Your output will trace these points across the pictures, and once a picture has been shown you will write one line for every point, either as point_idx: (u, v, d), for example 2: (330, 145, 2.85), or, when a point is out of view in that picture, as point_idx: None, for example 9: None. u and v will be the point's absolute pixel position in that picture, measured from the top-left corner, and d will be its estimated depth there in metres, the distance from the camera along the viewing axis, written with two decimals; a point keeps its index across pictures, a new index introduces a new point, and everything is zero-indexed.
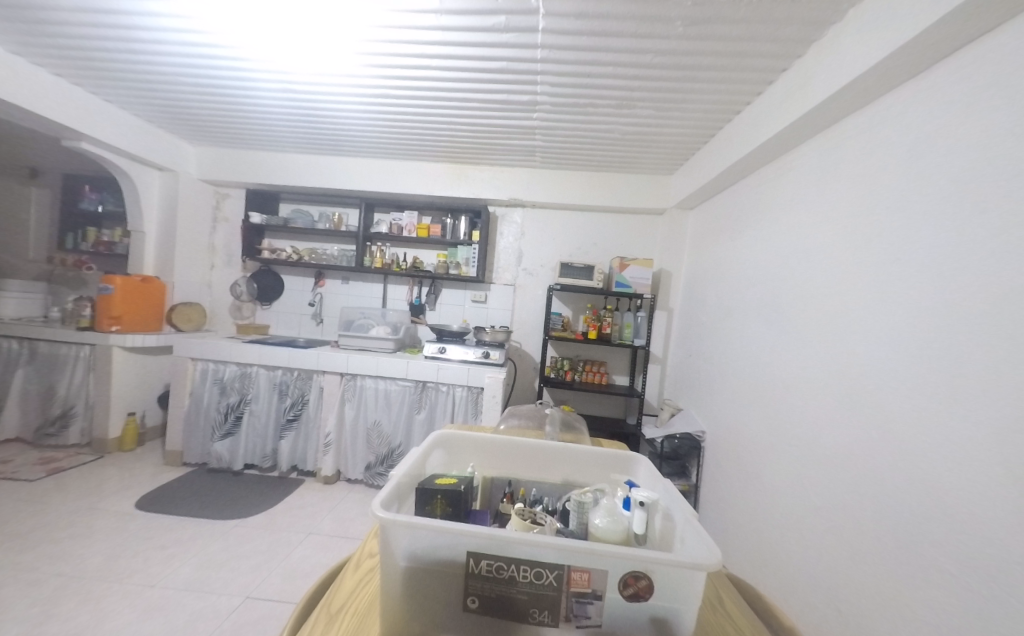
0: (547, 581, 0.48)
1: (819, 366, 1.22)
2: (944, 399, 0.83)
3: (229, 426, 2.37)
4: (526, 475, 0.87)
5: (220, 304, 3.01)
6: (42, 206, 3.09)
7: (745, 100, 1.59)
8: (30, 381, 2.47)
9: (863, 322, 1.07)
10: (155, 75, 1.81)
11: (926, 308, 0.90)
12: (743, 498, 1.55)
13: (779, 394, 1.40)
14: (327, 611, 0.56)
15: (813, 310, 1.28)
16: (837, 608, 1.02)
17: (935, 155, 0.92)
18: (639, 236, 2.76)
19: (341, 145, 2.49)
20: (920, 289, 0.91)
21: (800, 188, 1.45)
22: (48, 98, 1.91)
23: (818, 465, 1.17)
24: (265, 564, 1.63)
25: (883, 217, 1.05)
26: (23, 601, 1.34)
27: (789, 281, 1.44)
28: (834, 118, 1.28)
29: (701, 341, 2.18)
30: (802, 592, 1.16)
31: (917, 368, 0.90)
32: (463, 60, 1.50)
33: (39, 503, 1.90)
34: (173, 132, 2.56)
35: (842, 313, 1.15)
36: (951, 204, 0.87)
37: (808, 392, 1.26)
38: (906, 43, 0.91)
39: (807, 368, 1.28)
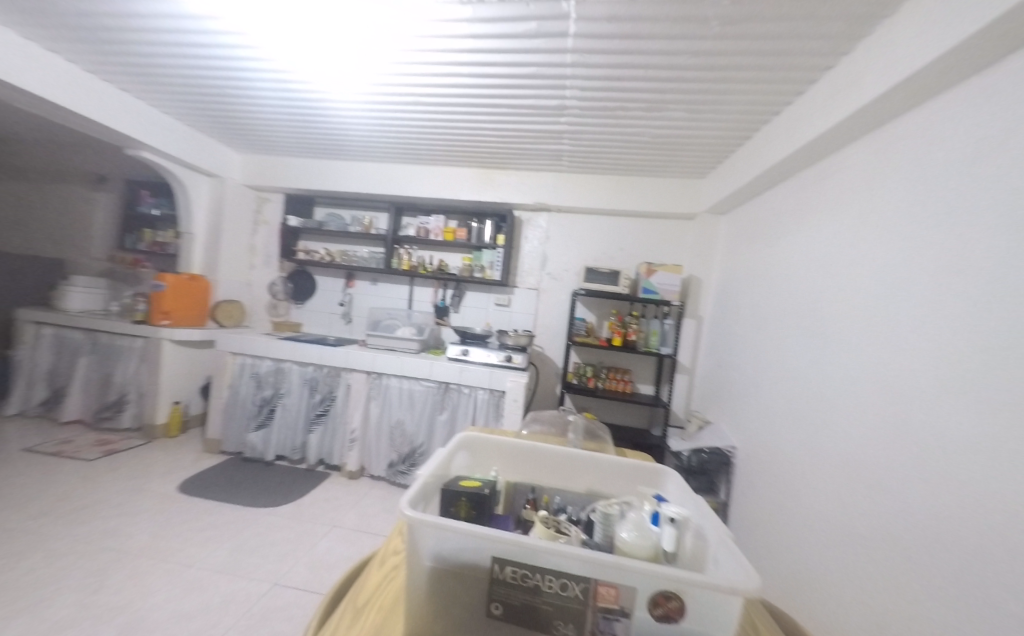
0: (573, 594, 0.46)
1: (865, 381, 1.14)
2: (1005, 426, 0.75)
3: (263, 418, 2.48)
4: (550, 482, 0.86)
5: (257, 302, 3.17)
6: (107, 210, 3.33)
7: (785, 100, 1.53)
8: (90, 368, 2.68)
9: (916, 334, 0.99)
10: (206, 86, 1.93)
11: (990, 321, 0.82)
12: (777, 518, 1.47)
13: (819, 410, 1.32)
14: (352, 605, 0.58)
15: (858, 321, 1.20)
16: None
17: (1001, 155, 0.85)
18: (668, 241, 2.69)
19: (373, 151, 2.58)
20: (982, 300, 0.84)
21: (844, 192, 1.38)
22: (113, 109, 2.08)
23: (862, 487, 1.09)
24: (291, 553, 1.69)
25: (941, 222, 0.97)
26: (77, 570, 1.45)
27: (830, 290, 1.36)
28: (884, 117, 1.21)
29: (733, 350, 2.10)
30: (843, 623, 1.08)
31: (979, 386, 0.82)
32: (493, 66, 1.52)
33: (94, 481, 2.05)
34: (221, 140, 2.73)
35: (891, 325, 1.08)
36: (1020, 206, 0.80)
37: (851, 409, 1.18)
38: (968, 35, 0.85)
39: (850, 383, 1.20)
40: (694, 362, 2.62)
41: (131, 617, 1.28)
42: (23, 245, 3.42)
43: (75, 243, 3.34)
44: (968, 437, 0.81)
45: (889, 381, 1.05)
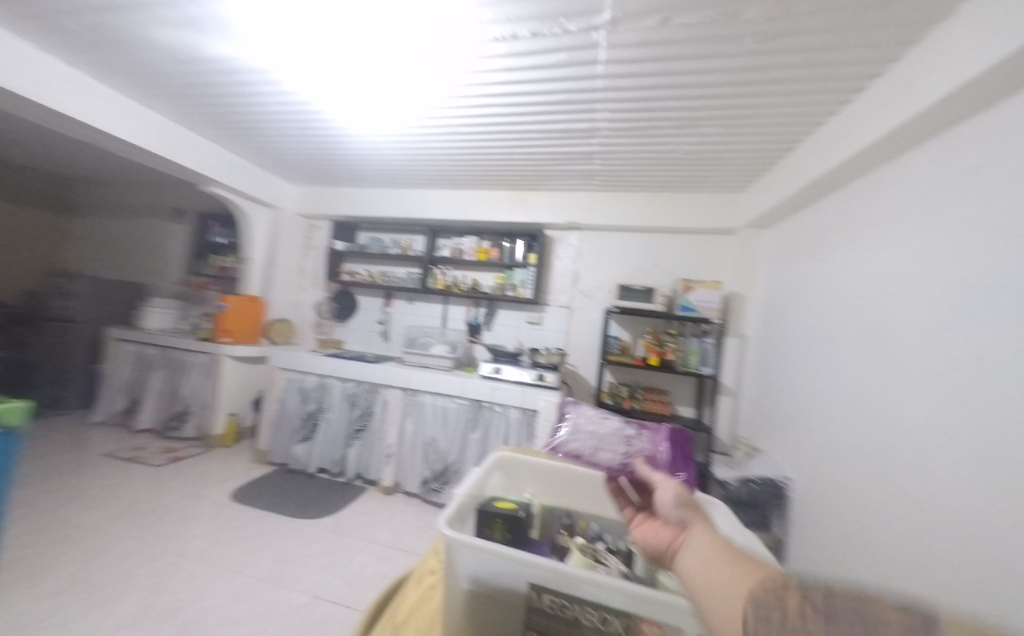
0: (613, 629, 0.45)
1: (938, 410, 1.03)
2: None
3: (307, 431, 2.61)
4: (586, 507, 0.85)
5: (305, 321, 3.39)
6: (182, 240, 3.73)
7: (830, 110, 1.47)
8: (162, 381, 2.96)
9: (998, 357, 0.89)
10: (269, 128, 2.16)
11: None
12: (841, 560, 1.33)
13: (884, 440, 1.20)
14: (391, 624, 0.59)
15: (926, 342, 1.10)
16: None
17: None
18: (705, 257, 2.61)
19: (412, 179, 2.74)
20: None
21: (903, 203, 1.28)
22: (191, 151, 2.37)
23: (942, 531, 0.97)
24: (330, 566, 1.74)
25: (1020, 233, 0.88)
26: (143, 570, 1.57)
27: (891, 307, 1.26)
28: (944, 123, 1.13)
29: (782, 372, 1.96)
30: None
31: None
32: (525, 95, 1.59)
33: (160, 486, 2.24)
34: (278, 174, 3.01)
35: (966, 346, 0.97)
36: None
37: (923, 440, 1.06)
38: None
39: (920, 411, 1.08)
40: (738, 384, 2.47)
41: (186, 619, 1.37)
42: (114, 271, 3.90)
43: (154, 269, 3.76)
44: None
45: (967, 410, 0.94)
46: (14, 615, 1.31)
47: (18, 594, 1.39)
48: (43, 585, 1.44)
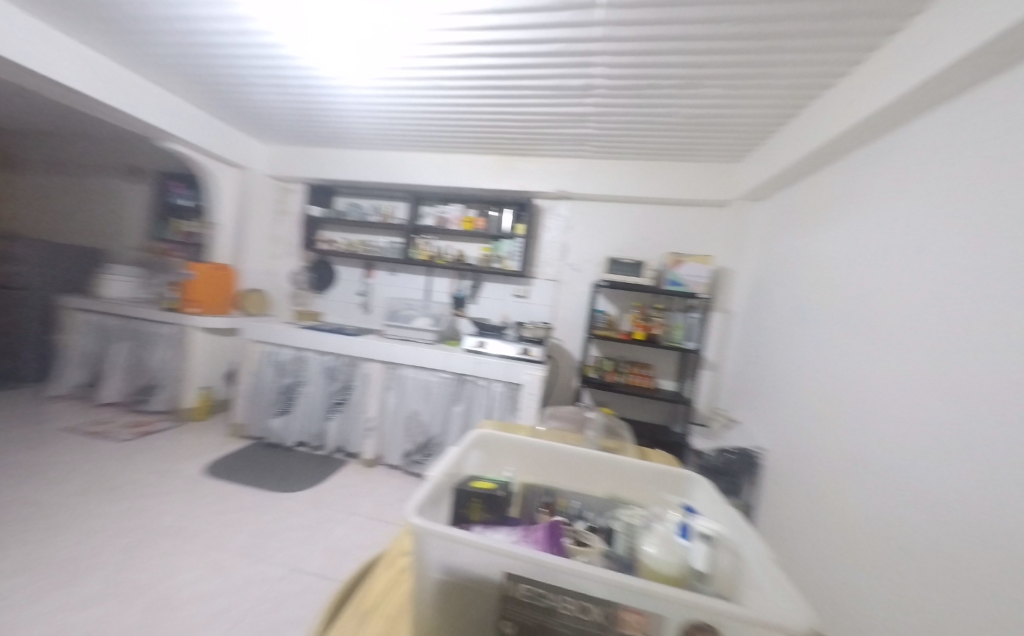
0: (592, 617, 0.43)
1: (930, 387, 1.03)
2: None
3: (284, 404, 2.53)
4: (567, 486, 0.81)
5: (280, 291, 3.23)
6: (142, 203, 3.45)
7: (838, 71, 1.37)
8: (126, 353, 2.81)
9: (993, 334, 0.88)
10: (229, 77, 1.93)
11: None
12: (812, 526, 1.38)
13: (867, 416, 1.20)
14: (358, 610, 0.55)
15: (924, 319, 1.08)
16: None
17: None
18: (695, 230, 2.55)
19: (392, 140, 2.55)
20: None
21: (903, 176, 1.24)
22: (140, 101, 2.11)
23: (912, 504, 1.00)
24: (310, 538, 1.72)
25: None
26: (109, 547, 1.51)
27: (884, 285, 1.24)
28: (961, 86, 1.06)
29: (767, 347, 1.97)
30: None
31: None
32: (515, 45, 1.43)
33: (130, 461, 2.16)
34: (245, 131, 2.76)
35: (962, 324, 0.96)
36: None
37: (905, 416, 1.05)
38: None
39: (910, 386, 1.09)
40: (720, 358, 2.50)
41: (157, 596, 1.33)
42: (66, 235, 3.60)
43: (112, 234, 3.49)
44: None
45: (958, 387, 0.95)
46: None
47: None
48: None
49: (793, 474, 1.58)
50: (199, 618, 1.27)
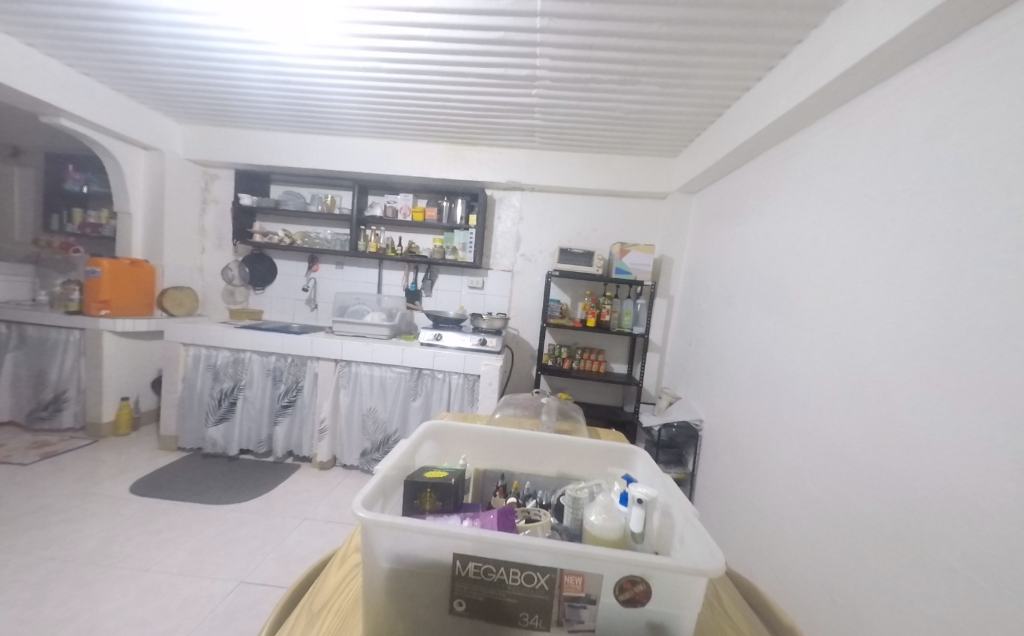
0: (538, 585, 0.47)
1: (835, 357, 1.18)
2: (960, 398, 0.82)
3: (223, 411, 2.34)
4: (520, 468, 0.85)
5: (212, 288, 2.96)
6: (28, 189, 2.97)
7: (756, 74, 1.51)
8: (20, 365, 2.44)
9: (884, 310, 1.03)
10: (132, 47, 1.70)
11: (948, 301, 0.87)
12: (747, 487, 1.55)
13: (791, 388, 1.37)
14: (307, 610, 0.54)
15: (829, 298, 1.23)
16: (850, 602, 1.02)
17: (973, 124, 0.86)
18: (640, 220, 2.69)
19: (332, 124, 2.40)
20: (955, 273, 0.86)
21: (812, 172, 1.40)
22: (20, 71, 1.80)
23: (828, 460, 1.16)
24: (260, 549, 1.63)
25: (910, 196, 0.99)
26: (13, 585, 1.33)
27: (800, 270, 1.40)
28: (853, 91, 1.21)
29: (704, 328, 2.15)
30: (809, 581, 1.18)
31: (932, 367, 0.89)
32: (457, 30, 1.40)
33: (35, 486, 1.90)
34: (157, 109, 2.45)
35: (860, 302, 1.11)
36: (966, 201, 0.85)
37: (823, 385, 1.22)
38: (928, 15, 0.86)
39: (820, 358, 1.24)
40: (665, 340, 2.68)
41: (79, 628, 1.20)
42: None
43: None
44: (926, 404, 0.89)
45: (855, 355, 1.11)
46: None
47: None
48: None
49: (728, 442, 1.75)
50: None
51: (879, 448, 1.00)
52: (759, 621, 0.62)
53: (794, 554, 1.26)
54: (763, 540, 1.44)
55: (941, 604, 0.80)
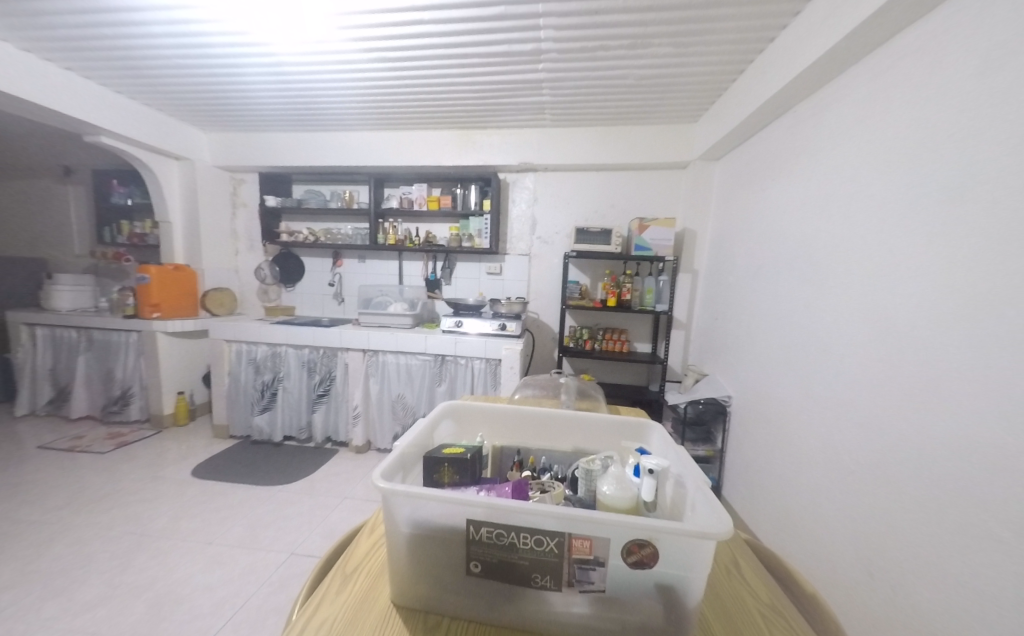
0: (548, 548, 0.49)
1: (871, 324, 1.12)
2: (1012, 363, 0.76)
3: (266, 401, 2.51)
4: (535, 444, 0.87)
5: (248, 288, 3.14)
6: (81, 204, 3.23)
7: (778, 24, 1.39)
8: (90, 365, 2.71)
9: (927, 271, 0.95)
10: (154, 61, 1.79)
11: (1000, 257, 0.80)
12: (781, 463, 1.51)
13: (824, 359, 1.31)
14: (341, 573, 0.60)
15: (864, 262, 1.16)
16: (890, 574, 0.98)
17: None
18: (660, 193, 2.59)
19: (345, 120, 2.44)
20: (1007, 225, 0.79)
21: (844, 125, 1.29)
22: (63, 94, 1.95)
23: (866, 431, 1.11)
24: (307, 524, 1.77)
25: (956, 143, 0.90)
26: (102, 555, 1.53)
27: (832, 233, 1.31)
28: (888, 32, 1.10)
29: (731, 301, 2.07)
30: (845, 554, 1.15)
31: (983, 331, 0.82)
32: (455, 9, 1.37)
33: (112, 472, 2.13)
34: (184, 120, 2.58)
35: (900, 264, 1.03)
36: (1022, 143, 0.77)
37: (858, 354, 1.16)
38: None
39: (856, 326, 1.18)
40: (690, 316, 2.61)
41: (158, 592, 1.37)
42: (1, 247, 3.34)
43: (53, 242, 3.26)
44: (975, 368, 0.83)
45: (892, 320, 1.05)
46: None
47: None
48: None
49: (759, 417, 1.70)
50: (202, 607, 1.31)
51: (921, 419, 0.95)
52: (774, 583, 0.62)
53: (828, 528, 1.23)
54: (795, 515, 1.41)
55: (986, 574, 0.77)
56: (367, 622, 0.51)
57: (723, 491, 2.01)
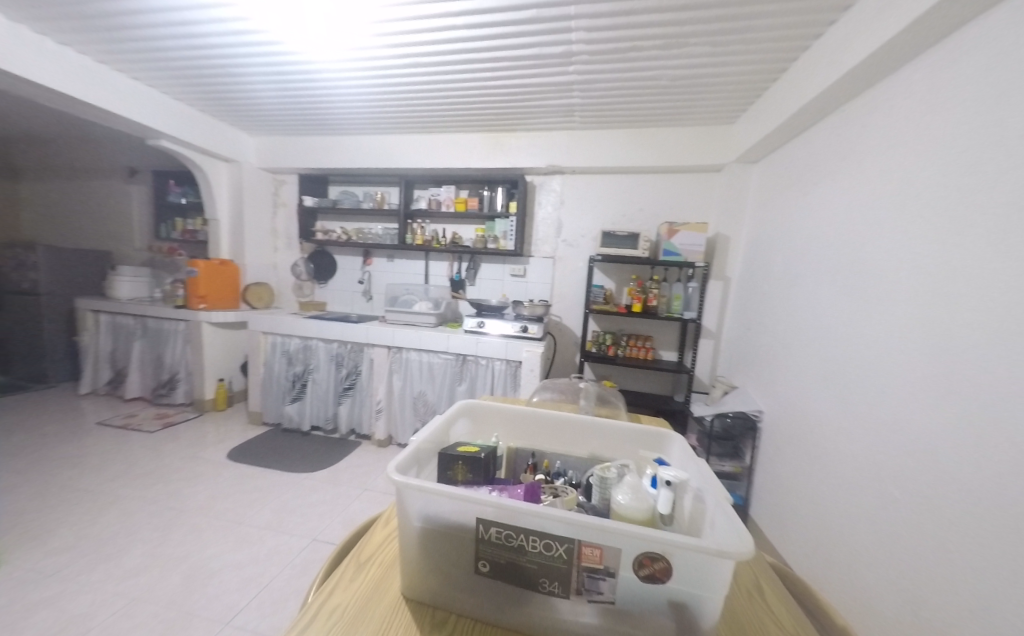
0: (557, 554, 0.48)
1: (923, 340, 1.03)
2: None
3: (297, 392, 2.63)
4: (551, 448, 0.87)
5: (284, 283, 3.30)
6: (141, 202, 3.51)
7: (826, 19, 1.31)
8: (143, 350, 2.94)
9: (989, 283, 0.87)
10: (209, 69, 1.92)
11: None
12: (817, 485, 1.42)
13: (867, 375, 1.22)
14: (355, 561, 0.62)
15: (916, 273, 1.07)
16: (938, 614, 0.90)
17: None
18: (692, 197, 2.51)
19: (379, 124, 2.52)
20: None
21: (897, 126, 1.21)
22: (128, 101, 2.13)
23: (913, 456, 1.03)
24: (329, 512, 1.83)
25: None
26: (146, 526, 1.65)
27: (880, 241, 1.22)
28: (950, 26, 1.02)
29: (765, 311, 1.97)
30: (885, 586, 1.06)
31: None
32: (488, 14, 1.39)
33: (158, 450, 2.30)
34: (233, 125, 2.76)
35: (958, 276, 0.95)
36: None
37: (906, 372, 1.07)
38: None
39: (905, 342, 1.09)
40: (720, 325, 2.51)
41: (193, 565, 1.46)
42: (74, 240, 3.69)
43: (117, 236, 3.57)
44: None
45: (947, 336, 0.96)
46: (23, 571, 1.38)
47: (23, 553, 1.45)
48: (49, 544, 1.51)
49: (792, 435, 1.61)
50: (231, 583, 1.39)
51: (979, 446, 0.86)
52: (803, 614, 0.58)
53: (866, 557, 1.14)
54: (829, 541, 1.32)
55: None
56: (377, 610, 0.52)
57: (750, 509, 1.92)
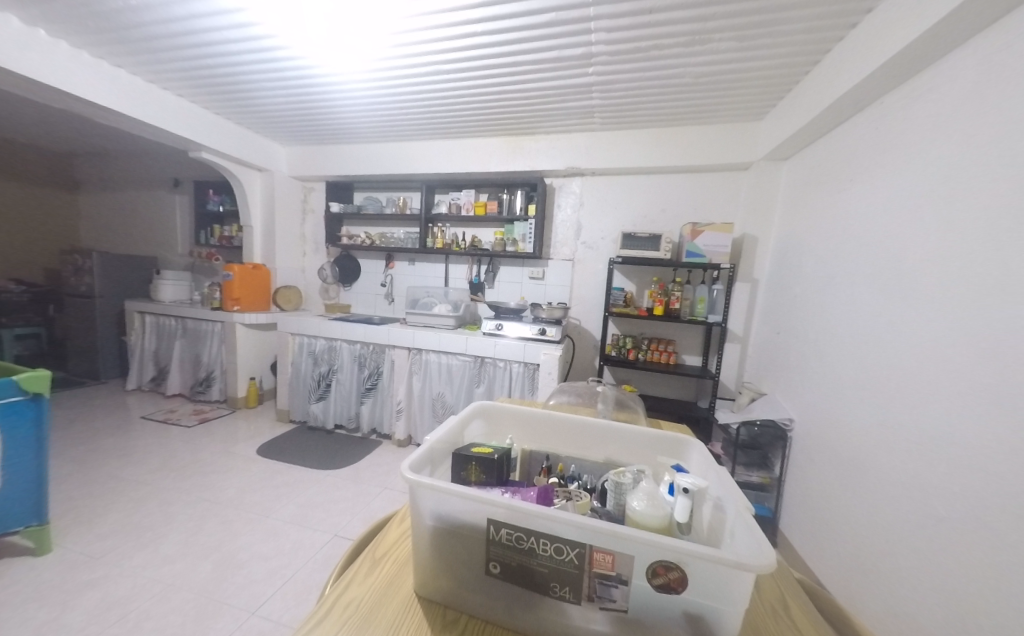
0: (568, 558, 0.48)
1: (972, 346, 0.96)
2: None
3: (322, 391, 2.72)
4: (566, 451, 0.86)
5: (312, 286, 3.43)
6: (184, 210, 3.75)
7: (862, 7, 1.25)
8: (183, 349, 3.12)
9: None
10: (245, 85, 2.04)
11: None
12: (853, 499, 1.33)
13: (908, 384, 1.14)
14: (370, 557, 0.63)
15: (963, 274, 1.00)
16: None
17: None
18: (716, 196, 2.44)
19: (402, 131, 2.60)
20: None
21: (940, 118, 1.13)
22: (173, 116, 2.28)
23: (959, 471, 0.95)
24: (350, 509, 1.88)
25: None
26: (181, 516, 1.74)
27: (922, 240, 1.14)
28: (998, 9, 0.95)
29: (796, 314, 1.89)
30: (929, 611, 0.99)
31: None
32: (506, 20, 1.41)
33: (194, 444, 2.43)
34: (266, 136, 2.90)
35: (1013, 277, 0.87)
36: None
37: (953, 380, 1.00)
38: None
39: (950, 348, 1.01)
40: (746, 329, 2.42)
41: (223, 555, 1.53)
42: (124, 247, 3.97)
43: (162, 242, 3.82)
44: None
45: (1002, 341, 0.89)
46: (73, 553, 1.48)
47: (75, 537, 1.57)
48: (96, 529, 1.62)
49: (826, 445, 1.52)
50: (257, 573, 1.45)
51: None
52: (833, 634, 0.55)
53: (906, 578, 1.07)
54: (866, 559, 1.24)
55: None
56: (391, 605, 0.53)
57: (779, 522, 1.82)
